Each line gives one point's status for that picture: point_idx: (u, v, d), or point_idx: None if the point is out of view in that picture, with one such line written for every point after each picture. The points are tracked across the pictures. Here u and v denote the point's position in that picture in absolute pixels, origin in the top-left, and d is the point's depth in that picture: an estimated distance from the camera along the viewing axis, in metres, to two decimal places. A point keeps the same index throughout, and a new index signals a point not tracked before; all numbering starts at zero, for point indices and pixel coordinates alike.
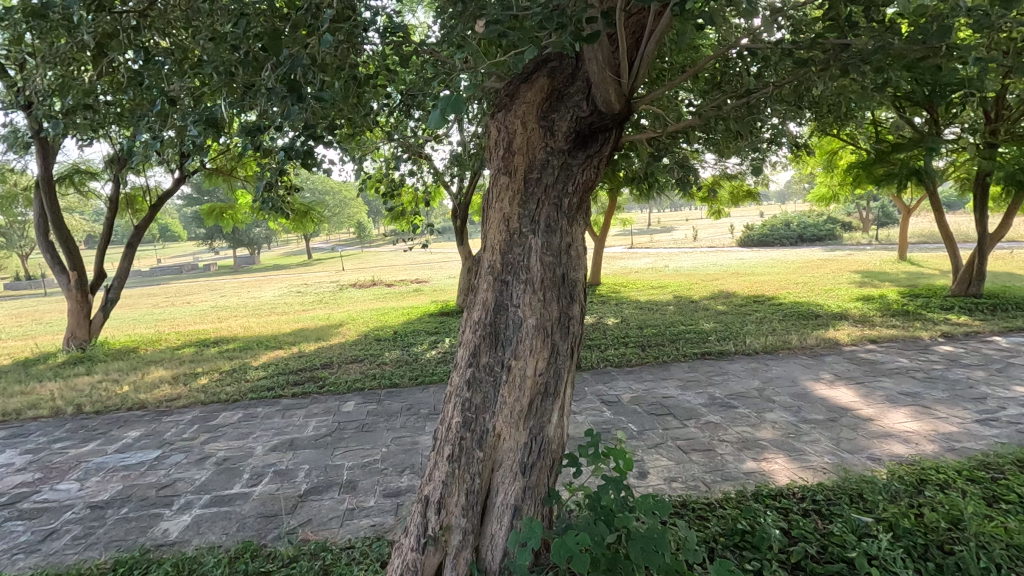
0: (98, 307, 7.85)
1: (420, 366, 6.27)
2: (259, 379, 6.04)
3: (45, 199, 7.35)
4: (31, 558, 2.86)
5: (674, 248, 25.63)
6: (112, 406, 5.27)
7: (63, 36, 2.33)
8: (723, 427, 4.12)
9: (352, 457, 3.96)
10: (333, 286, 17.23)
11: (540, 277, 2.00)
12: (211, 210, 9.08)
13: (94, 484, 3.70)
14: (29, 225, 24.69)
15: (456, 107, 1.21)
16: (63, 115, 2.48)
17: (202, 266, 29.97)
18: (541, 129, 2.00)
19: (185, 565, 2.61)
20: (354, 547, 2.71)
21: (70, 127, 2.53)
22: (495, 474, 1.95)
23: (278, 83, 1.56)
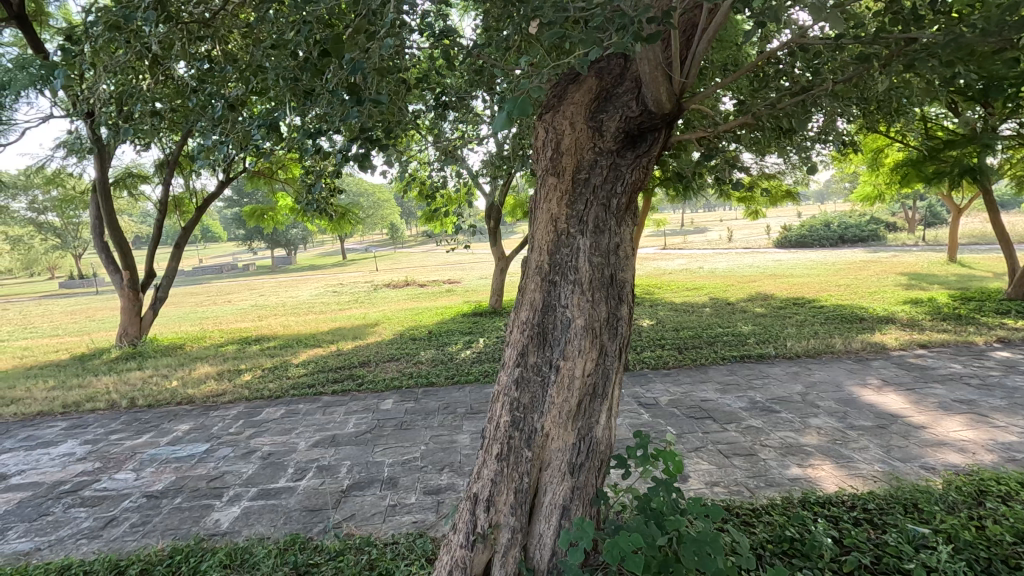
0: (148, 306, 8.18)
1: (456, 365, 6.33)
2: (300, 376, 6.20)
3: (101, 201, 7.70)
4: (94, 543, 3.00)
5: (708, 249, 25.17)
6: (163, 400, 5.49)
7: (130, 46, 2.45)
8: (765, 432, 4.03)
9: (392, 454, 4.03)
10: (367, 286, 17.55)
11: (589, 277, 2.00)
12: (253, 212, 9.36)
13: (149, 474, 3.85)
14: (83, 227, 26.02)
15: (522, 110, 1.24)
16: (128, 122, 2.60)
17: (241, 266, 30.89)
18: (589, 129, 2.00)
19: (237, 555, 2.69)
20: (396, 543, 2.75)
21: (134, 133, 2.64)
22: (543, 474, 1.96)
23: (341, 89, 1.61)
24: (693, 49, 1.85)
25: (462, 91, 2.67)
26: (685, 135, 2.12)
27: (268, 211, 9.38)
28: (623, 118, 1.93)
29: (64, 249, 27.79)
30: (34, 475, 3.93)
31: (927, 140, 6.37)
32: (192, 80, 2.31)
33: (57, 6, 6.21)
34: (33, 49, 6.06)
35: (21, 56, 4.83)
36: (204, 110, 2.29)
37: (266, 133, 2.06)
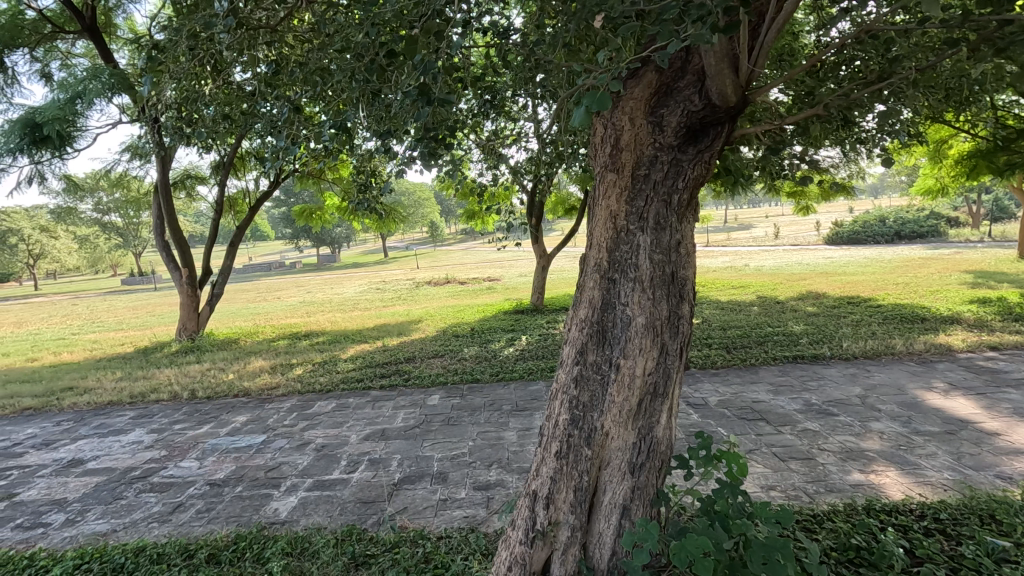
0: (205, 302, 8.53)
1: (500, 363, 6.36)
2: (349, 371, 6.36)
3: (162, 201, 8.07)
4: (164, 527, 3.16)
5: (755, 247, 24.40)
6: (221, 392, 5.74)
7: (200, 50, 2.55)
8: (823, 435, 3.89)
9: (440, 449, 4.08)
10: (409, 283, 17.85)
11: (649, 275, 1.96)
12: (302, 211, 9.62)
13: (211, 463, 4.03)
14: (143, 227, 27.43)
15: (602, 105, 1.21)
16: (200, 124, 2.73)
17: (288, 265, 31.87)
18: (649, 125, 1.94)
19: (298, 544, 2.77)
20: (450, 537, 2.79)
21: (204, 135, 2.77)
22: (603, 473, 1.94)
23: (413, 89, 1.65)
24: (759, 40, 1.79)
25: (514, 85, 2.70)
26: (749, 129, 2.05)
27: (316, 211, 9.59)
28: (685, 113, 1.88)
29: (126, 249, 29.37)
30: (108, 460, 4.17)
31: (1000, 129, 5.96)
32: (261, 86, 2.41)
33: (125, 18, 6.62)
34: (103, 59, 6.43)
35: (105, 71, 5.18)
36: (272, 111, 2.38)
37: (335, 134, 2.13)
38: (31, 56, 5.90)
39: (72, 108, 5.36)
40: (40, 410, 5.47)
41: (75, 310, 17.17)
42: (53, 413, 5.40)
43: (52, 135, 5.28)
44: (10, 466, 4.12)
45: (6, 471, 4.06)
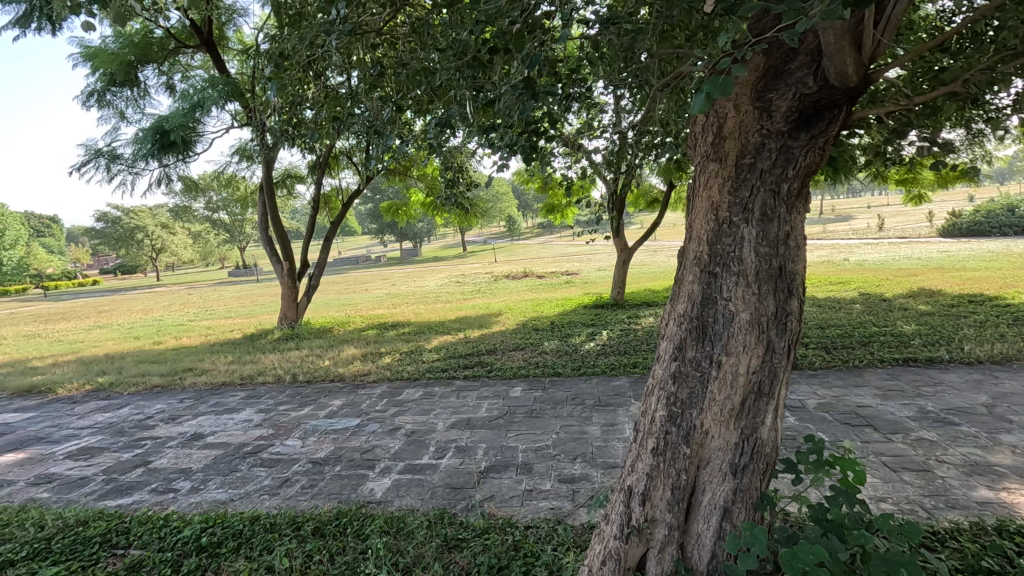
0: (303, 293, 9.13)
1: (581, 357, 6.33)
2: (434, 360, 6.60)
3: (267, 199, 8.72)
4: (275, 499, 3.44)
5: (855, 240, 22.55)
6: (319, 377, 6.15)
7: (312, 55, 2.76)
8: (940, 446, 3.54)
9: (524, 441, 4.13)
10: (489, 276, 18.20)
11: (755, 269, 1.86)
12: (390, 208, 10.05)
13: (313, 442, 4.33)
14: (247, 224, 29.82)
15: (724, 89, 1.18)
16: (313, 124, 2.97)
17: (373, 258, 33.45)
18: (756, 110, 1.83)
19: (394, 523, 2.91)
20: (537, 528, 2.82)
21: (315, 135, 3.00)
22: (702, 473, 1.88)
23: (518, 84, 1.71)
24: (888, 11, 1.63)
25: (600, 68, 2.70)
26: (870, 109, 1.88)
27: (402, 206, 9.91)
28: (797, 96, 1.74)
29: (232, 244, 32.09)
30: (224, 436, 4.59)
31: None
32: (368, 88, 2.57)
33: (234, 31, 7.20)
34: (217, 69, 7.04)
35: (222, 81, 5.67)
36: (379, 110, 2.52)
37: (437, 131, 2.23)
38: (158, 70, 6.57)
39: (193, 116, 5.91)
40: (167, 387, 6.12)
41: (192, 299, 19.01)
42: (177, 391, 6.02)
43: (177, 141, 5.87)
44: (144, 436, 4.65)
45: (142, 440, 4.58)
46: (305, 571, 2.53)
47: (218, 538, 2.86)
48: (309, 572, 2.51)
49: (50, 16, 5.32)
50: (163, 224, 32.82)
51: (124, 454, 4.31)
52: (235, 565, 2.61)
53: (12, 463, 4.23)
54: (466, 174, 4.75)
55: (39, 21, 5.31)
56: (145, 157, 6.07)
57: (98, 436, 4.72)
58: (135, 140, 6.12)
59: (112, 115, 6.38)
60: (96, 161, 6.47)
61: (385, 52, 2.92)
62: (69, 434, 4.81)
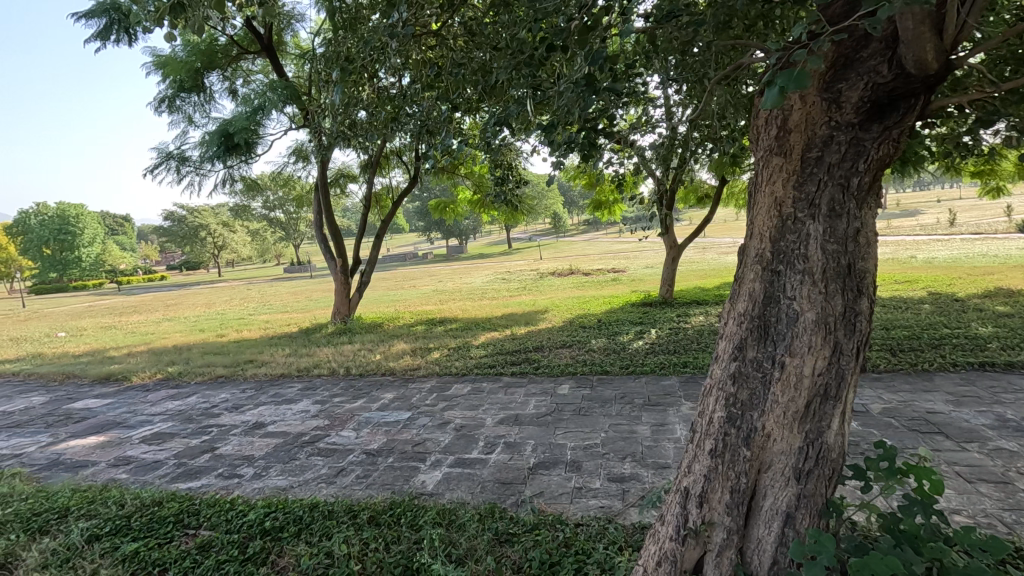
0: (355, 289, 9.40)
1: (629, 356, 6.25)
2: (481, 356, 6.67)
3: (322, 197, 9.02)
4: (331, 488, 3.56)
5: (923, 236, 21.25)
6: (371, 370, 6.33)
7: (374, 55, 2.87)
8: (1022, 457, 3.30)
9: (573, 439, 4.12)
10: (534, 273, 18.22)
11: (822, 267, 1.78)
12: (438, 206, 10.19)
13: (366, 434, 4.46)
14: (301, 222, 30.94)
15: (797, 82, 1.19)
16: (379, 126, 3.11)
17: (420, 256, 34.04)
18: (824, 102, 1.74)
19: (446, 515, 2.97)
20: (588, 526, 2.81)
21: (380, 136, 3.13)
22: (763, 476, 1.83)
23: (579, 81, 1.75)
24: None
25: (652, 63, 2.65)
26: (951, 97, 1.76)
27: (450, 204, 10.00)
28: (870, 85, 1.65)
29: (287, 241, 33.36)
30: (283, 425, 4.80)
31: None
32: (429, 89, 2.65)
33: (292, 36, 7.47)
34: (276, 74, 7.33)
35: (281, 85, 5.92)
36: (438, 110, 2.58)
37: (496, 130, 2.28)
38: (222, 76, 6.91)
39: (255, 119, 6.19)
40: (230, 378, 6.44)
41: (252, 294, 19.91)
42: (239, 381, 6.33)
43: (240, 144, 6.16)
44: (211, 424, 4.91)
45: (208, 427, 4.85)
46: (361, 557, 2.62)
47: (280, 523, 2.99)
48: (366, 559, 2.60)
49: (127, 29, 5.70)
50: (224, 223, 34.48)
51: (192, 439, 4.57)
52: (296, 549, 2.72)
53: (94, 445, 4.56)
54: (515, 171, 4.77)
55: (118, 34, 5.69)
56: (211, 159, 6.41)
57: (169, 422, 5.03)
58: (202, 143, 6.47)
59: (182, 120, 6.77)
60: (167, 164, 6.86)
61: (444, 52, 3.00)
62: (143, 419, 5.14)
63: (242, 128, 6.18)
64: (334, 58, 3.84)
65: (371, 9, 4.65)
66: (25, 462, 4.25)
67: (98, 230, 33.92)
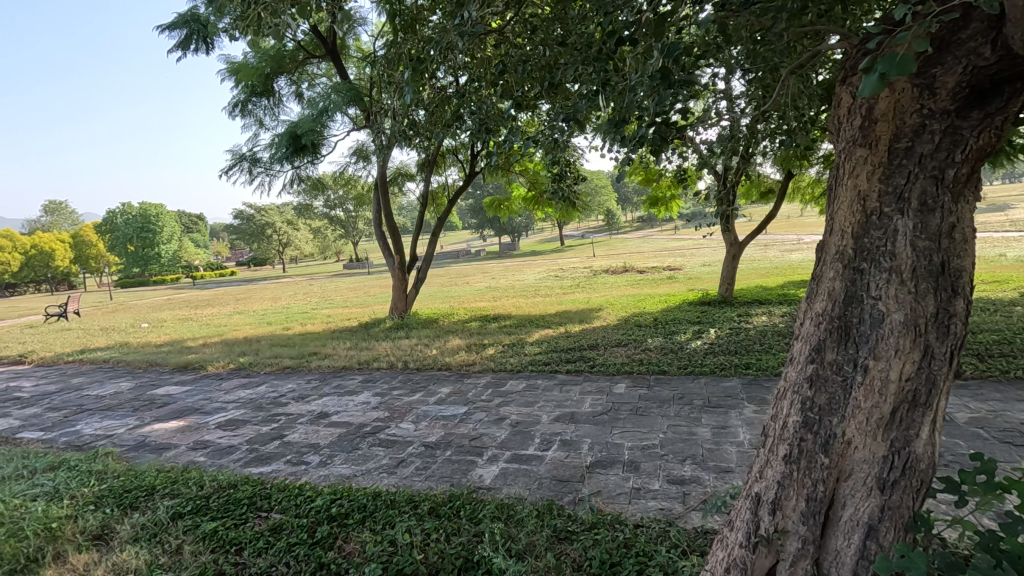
0: (412, 285, 9.62)
1: (688, 356, 6.09)
2: (536, 353, 6.67)
3: (381, 195, 9.28)
4: (392, 478, 3.67)
5: (1014, 232, 19.54)
6: (428, 365, 6.47)
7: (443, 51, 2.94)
8: None
9: (630, 438, 4.06)
10: (587, 271, 18.08)
11: (911, 265, 1.65)
12: (492, 203, 10.26)
13: (425, 427, 4.56)
14: (359, 220, 31.95)
15: (902, 67, 1.10)
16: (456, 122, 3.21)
17: (472, 253, 34.42)
18: (915, 88, 1.60)
19: (505, 510, 2.99)
20: (648, 527, 2.76)
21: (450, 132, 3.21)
22: (841, 486, 1.74)
23: (652, 72, 1.79)
24: None
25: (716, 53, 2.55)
26: None
27: (503, 201, 10.03)
28: (968, 69, 1.49)
29: (346, 238, 34.53)
30: (346, 415, 4.98)
31: None
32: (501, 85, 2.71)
33: (354, 40, 7.71)
34: (339, 77, 7.60)
35: (346, 87, 6.14)
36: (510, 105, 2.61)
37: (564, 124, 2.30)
38: (290, 80, 7.22)
39: (321, 121, 6.43)
40: (296, 369, 6.74)
41: (314, 289, 20.77)
42: (305, 372, 6.62)
43: (307, 145, 6.43)
44: (279, 412, 5.16)
45: (277, 415, 5.09)
46: (423, 547, 2.68)
47: (346, 510, 3.10)
48: (428, 549, 2.65)
49: (205, 39, 6.06)
50: (288, 221, 36.11)
51: (263, 426, 4.82)
52: (361, 536, 2.82)
53: (175, 429, 4.88)
54: (572, 168, 4.74)
55: (196, 43, 6.05)
56: (280, 160, 6.72)
57: (241, 409, 5.32)
58: (272, 145, 6.79)
59: (254, 123, 7.12)
60: (240, 165, 7.26)
61: (512, 46, 3.04)
62: (218, 406, 5.46)
63: (309, 130, 6.46)
64: (397, 59, 3.93)
65: (431, 9, 4.73)
66: (116, 442, 4.60)
67: (175, 228, 36.25)
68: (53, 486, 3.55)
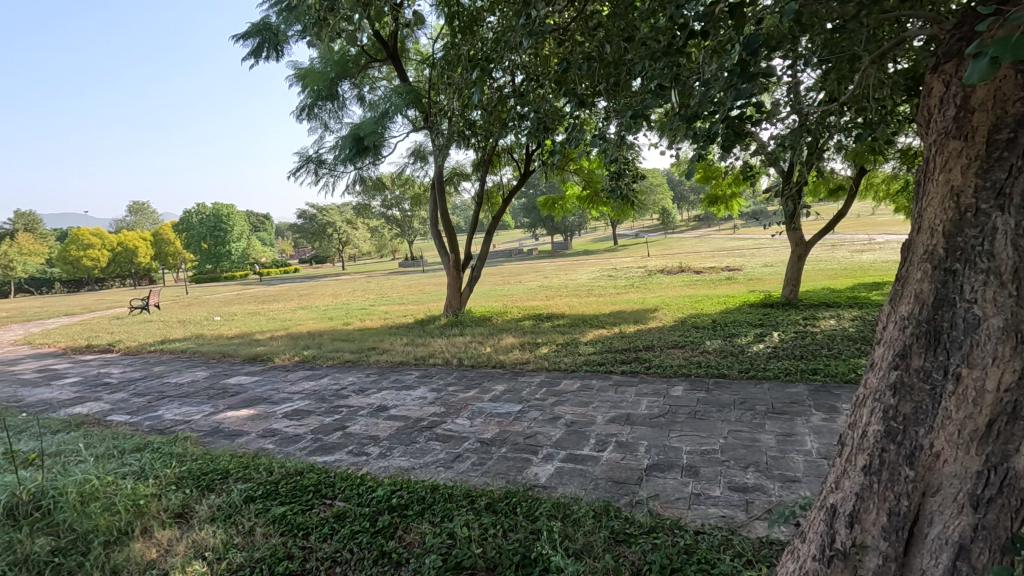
0: (466, 283, 9.75)
1: (749, 359, 5.88)
2: (590, 353, 6.62)
3: (437, 195, 9.44)
4: (449, 472, 3.73)
5: None
6: (482, 362, 6.55)
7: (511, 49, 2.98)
8: None
9: (689, 442, 3.96)
10: (641, 271, 17.78)
11: (1012, 265, 1.49)
12: (547, 202, 10.25)
13: (480, 423, 4.62)
14: (414, 219, 32.71)
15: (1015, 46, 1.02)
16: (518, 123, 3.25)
17: (524, 253, 34.52)
18: (1018, 74, 1.49)
19: (561, 509, 2.99)
20: (710, 534, 2.69)
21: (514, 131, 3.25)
22: (927, 501, 1.61)
23: (730, 66, 1.82)
24: None
25: (790, 43, 2.45)
26: None
27: (558, 200, 10.00)
28: None
29: (401, 237, 35.41)
30: (404, 409, 5.11)
31: None
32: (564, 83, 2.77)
33: (414, 44, 7.92)
34: (400, 80, 7.80)
35: (407, 89, 6.30)
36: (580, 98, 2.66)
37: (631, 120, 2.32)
38: (353, 84, 7.46)
39: (382, 123, 6.64)
40: (356, 363, 6.98)
41: (371, 286, 21.55)
42: (364, 366, 6.85)
43: (369, 146, 6.65)
44: (341, 404, 5.36)
45: (339, 407, 5.29)
46: (482, 541, 2.71)
47: (406, 501, 3.19)
48: (486, 543, 2.68)
49: (276, 47, 6.36)
50: (348, 221, 37.40)
51: (326, 417, 5.02)
52: (420, 528, 2.89)
53: (246, 417, 5.16)
54: (631, 166, 4.67)
55: (267, 51, 6.36)
56: (344, 161, 6.98)
57: (306, 400, 5.56)
58: (337, 147, 7.06)
59: (320, 126, 7.43)
60: (307, 167, 7.58)
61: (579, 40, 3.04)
62: (285, 396, 5.73)
63: (371, 132, 6.66)
64: (458, 60, 4.01)
65: (490, 10, 4.79)
66: (193, 428, 4.92)
67: (245, 227, 38.22)
68: (140, 466, 3.83)
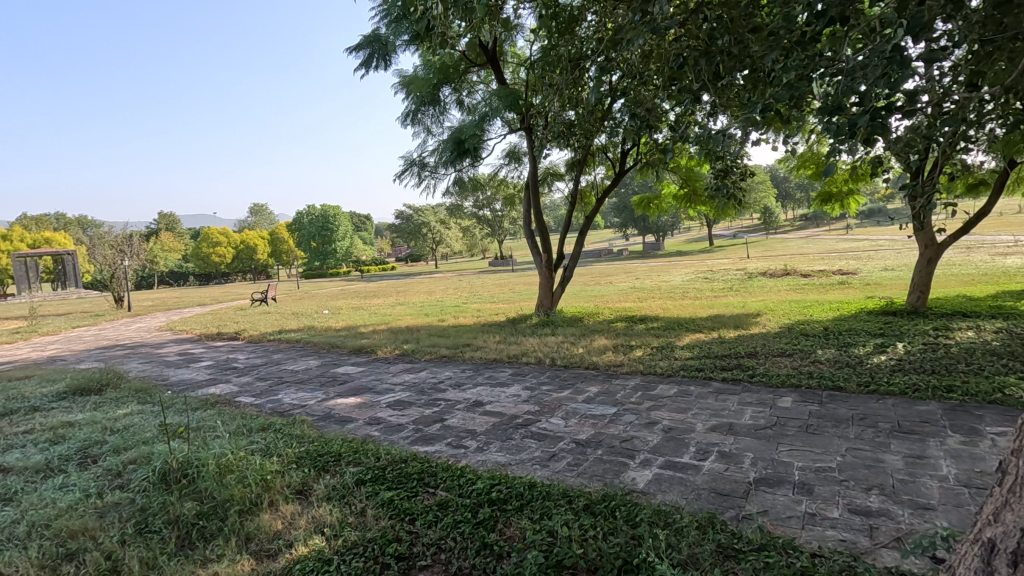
0: (558, 283, 9.71)
1: (868, 371, 5.38)
2: (687, 358, 6.39)
3: (532, 195, 9.49)
4: (545, 471, 3.76)
5: None
6: (575, 363, 6.53)
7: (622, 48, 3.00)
8: None
9: (800, 458, 3.70)
10: (742, 273, 16.86)
11: None
12: (642, 201, 10.01)
13: (575, 424, 4.61)
14: (505, 220, 33.26)
15: None
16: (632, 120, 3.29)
17: (614, 253, 33.98)
18: None
19: (662, 516, 2.91)
20: (828, 559, 2.50)
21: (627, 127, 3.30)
22: None
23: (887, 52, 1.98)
24: None
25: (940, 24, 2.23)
26: None
27: (653, 200, 9.73)
28: None
29: (492, 237, 36.15)
30: (498, 406, 5.21)
31: None
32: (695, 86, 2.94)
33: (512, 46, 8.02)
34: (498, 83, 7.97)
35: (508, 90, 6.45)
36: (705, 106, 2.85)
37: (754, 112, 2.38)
38: (454, 89, 7.73)
39: (482, 126, 6.82)
40: (452, 358, 7.24)
41: (464, 284, 22.20)
42: (459, 362, 7.07)
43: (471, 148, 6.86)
44: (439, 397, 5.58)
45: (437, 400, 5.50)
46: (582, 542, 2.71)
47: (505, 495, 3.26)
48: (587, 544, 2.68)
49: (384, 56, 6.71)
50: (442, 221, 38.77)
51: (425, 409, 5.25)
52: (520, 523, 2.94)
53: (354, 405, 5.52)
54: (738, 164, 4.46)
55: (377, 60, 6.72)
56: (446, 164, 7.26)
57: (407, 392, 5.84)
58: (438, 150, 7.34)
59: (422, 131, 7.76)
60: (410, 169, 7.94)
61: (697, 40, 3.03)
62: (388, 387, 6.06)
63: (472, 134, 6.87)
64: (560, 61, 4.04)
65: (594, 8, 4.75)
66: (308, 412, 5.34)
67: (348, 227, 40.80)
68: (265, 444, 4.22)
